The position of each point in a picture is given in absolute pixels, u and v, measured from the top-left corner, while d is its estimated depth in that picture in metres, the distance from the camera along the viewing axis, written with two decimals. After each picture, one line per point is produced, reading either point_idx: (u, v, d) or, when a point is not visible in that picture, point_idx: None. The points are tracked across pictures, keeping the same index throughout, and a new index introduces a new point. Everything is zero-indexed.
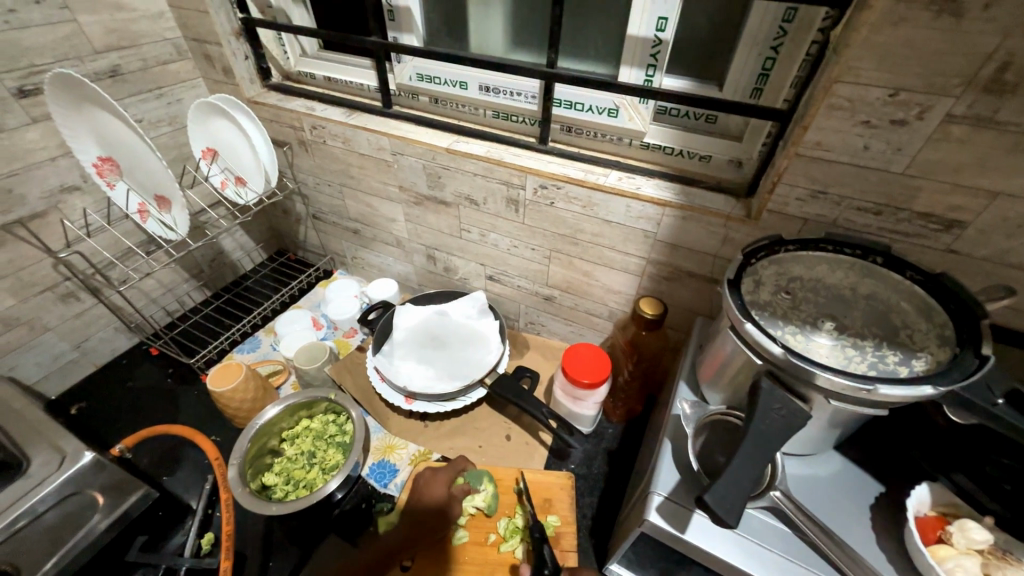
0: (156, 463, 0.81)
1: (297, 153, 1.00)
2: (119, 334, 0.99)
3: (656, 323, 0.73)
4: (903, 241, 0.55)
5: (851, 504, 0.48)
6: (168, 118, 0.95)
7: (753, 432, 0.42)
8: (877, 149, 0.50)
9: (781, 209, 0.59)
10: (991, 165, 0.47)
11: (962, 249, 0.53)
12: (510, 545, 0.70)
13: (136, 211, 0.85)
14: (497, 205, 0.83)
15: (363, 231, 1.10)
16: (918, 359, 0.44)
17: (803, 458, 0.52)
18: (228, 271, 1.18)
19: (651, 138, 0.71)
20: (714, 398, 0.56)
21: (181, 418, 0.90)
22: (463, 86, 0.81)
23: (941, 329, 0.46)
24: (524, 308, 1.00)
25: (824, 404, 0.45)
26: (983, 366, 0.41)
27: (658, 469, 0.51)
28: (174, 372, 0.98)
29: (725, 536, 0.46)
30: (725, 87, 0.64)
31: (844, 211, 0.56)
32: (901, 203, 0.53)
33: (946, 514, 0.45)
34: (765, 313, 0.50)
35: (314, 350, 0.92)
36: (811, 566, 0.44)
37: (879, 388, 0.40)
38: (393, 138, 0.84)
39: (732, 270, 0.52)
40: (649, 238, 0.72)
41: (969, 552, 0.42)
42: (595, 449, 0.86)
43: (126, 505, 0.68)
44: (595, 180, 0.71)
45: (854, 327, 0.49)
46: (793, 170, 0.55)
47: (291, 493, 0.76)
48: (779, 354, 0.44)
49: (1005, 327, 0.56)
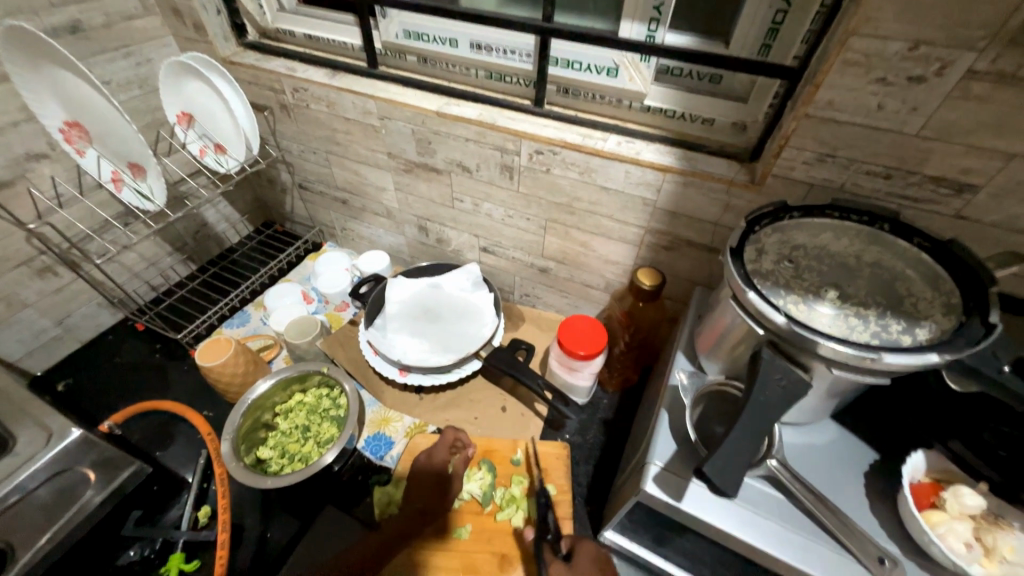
0: (149, 439, 0.81)
1: (278, 118, 0.95)
2: (103, 309, 0.96)
3: (653, 294, 0.72)
4: (911, 206, 0.53)
5: (847, 472, 0.48)
6: (138, 80, 0.89)
7: (754, 402, 0.41)
8: (891, 109, 0.48)
9: (787, 174, 0.57)
10: (1009, 125, 0.44)
11: (971, 215, 0.51)
12: (506, 514, 0.71)
13: (109, 179, 0.80)
14: (490, 172, 0.79)
15: (351, 201, 1.06)
16: (922, 327, 0.44)
17: (800, 427, 0.52)
18: (213, 244, 1.14)
19: (652, 101, 0.68)
20: (712, 368, 0.55)
21: (172, 393, 0.89)
22: (452, 43, 0.76)
23: (947, 297, 0.45)
24: (519, 280, 0.98)
25: (825, 374, 0.44)
26: (989, 335, 0.40)
27: (655, 439, 0.51)
28: (162, 347, 0.96)
29: (720, 504, 0.46)
30: (732, 44, 0.60)
31: (852, 176, 0.54)
32: (912, 166, 0.50)
33: (940, 480, 0.46)
34: (767, 283, 0.49)
35: (305, 324, 0.90)
36: (805, 532, 0.44)
37: (883, 357, 0.39)
38: (379, 101, 0.80)
39: (735, 238, 0.51)
40: (648, 206, 0.69)
41: (962, 516, 0.42)
42: (591, 420, 0.87)
43: (120, 479, 0.68)
44: (593, 144, 0.67)
45: (857, 296, 0.48)
46: (801, 132, 0.53)
47: (287, 467, 0.76)
48: (782, 323, 0.42)
49: (1007, 294, 0.55)
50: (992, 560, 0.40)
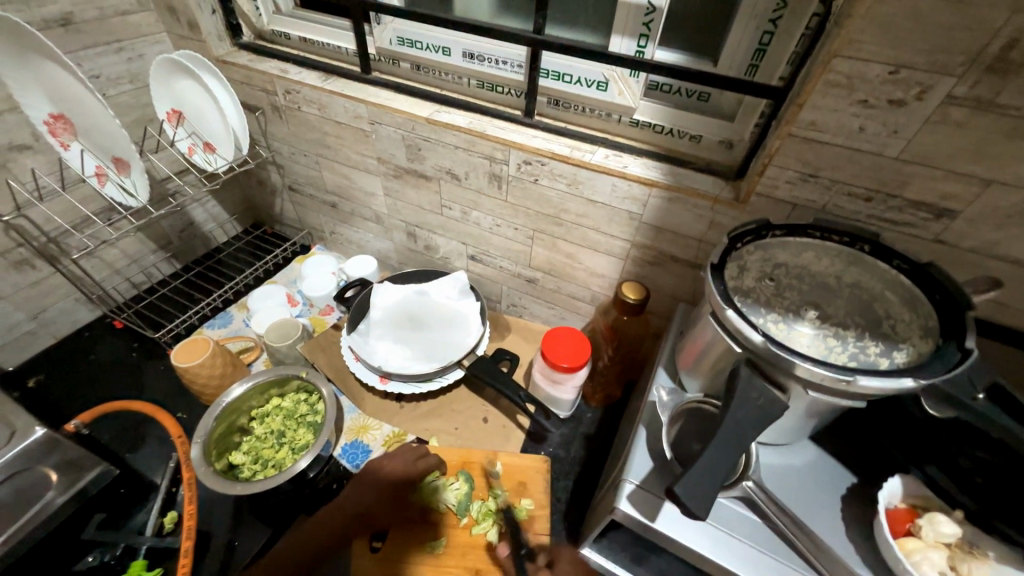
0: (120, 440, 0.78)
1: (270, 119, 0.95)
2: (80, 305, 0.94)
3: (637, 308, 0.71)
4: (891, 229, 0.54)
5: (824, 495, 0.47)
6: (129, 76, 0.89)
7: (729, 421, 0.40)
8: (873, 131, 0.48)
9: (770, 192, 0.57)
10: (987, 150, 0.45)
11: (950, 240, 0.51)
12: (482, 528, 0.69)
13: (92, 173, 0.78)
14: (479, 180, 0.79)
15: (341, 205, 1.05)
16: (899, 350, 0.43)
17: (778, 448, 0.51)
18: (199, 243, 1.13)
19: (641, 116, 0.68)
20: (692, 385, 0.54)
21: (146, 394, 0.87)
22: (445, 52, 0.76)
23: (925, 321, 0.45)
24: (506, 290, 0.98)
25: (802, 395, 0.43)
26: (964, 360, 0.39)
27: (631, 457, 0.50)
28: (140, 346, 0.94)
29: (696, 526, 0.45)
30: (720, 63, 0.61)
31: (834, 197, 0.54)
32: (893, 189, 0.51)
33: (916, 506, 0.45)
34: (747, 300, 0.48)
35: (286, 327, 0.89)
36: (780, 557, 0.44)
37: (859, 379, 0.39)
38: (370, 106, 0.80)
39: (716, 255, 0.50)
40: (634, 220, 0.69)
41: (937, 545, 0.41)
42: (573, 433, 0.86)
43: (83, 482, 0.66)
44: (580, 156, 0.67)
45: (836, 316, 0.47)
46: (785, 152, 0.53)
47: (259, 473, 0.74)
48: (759, 341, 0.42)
49: (985, 320, 0.55)
50: None
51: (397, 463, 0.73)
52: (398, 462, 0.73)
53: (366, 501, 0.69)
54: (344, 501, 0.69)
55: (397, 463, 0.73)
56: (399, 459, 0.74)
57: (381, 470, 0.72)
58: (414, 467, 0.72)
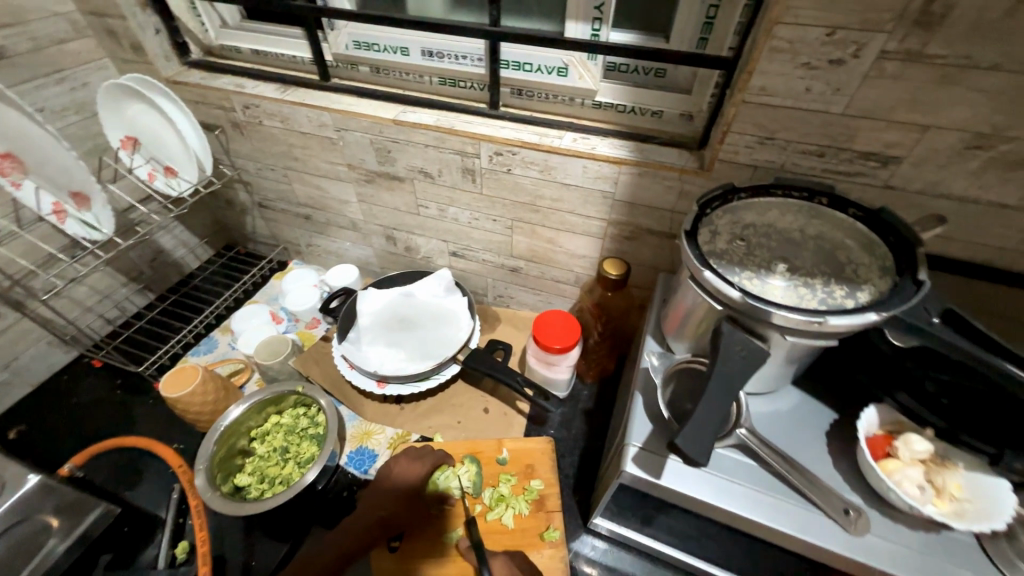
0: (117, 478, 0.77)
1: (231, 136, 0.93)
2: (54, 348, 0.91)
3: (620, 283, 0.74)
4: (845, 181, 0.57)
5: (809, 432, 0.51)
6: (75, 106, 0.85)
7: (718, 374, 0.43)
8: (818, 91, 0.51)
9: (732, 158, 0.60)
10: (921, 98, 0.48)
11: (898, 184, 0.55)
12: (497, 513, 0.72)
13: (50, 212, 0.74)
14: (452, 176, 0.80)
15: (315, 217, 1.04)
16: (863, 290, 0.47)
17: (764, 396, 0.54)
18: (171, 271, 1.10)
19: (603, 97, 0.70)
20: (680, 348, 0.57)
21: (138, 429, 0.85)
22: (404, 52, 0.76)
23: (882, 261, 0.49)
24: (491, 282, 0.99)
25: (781, 342, 0.46)
26: (919, 291, 0.43)
27: (631, 422, 0.52)
28: (123, 382, 0.92)
29: (697, 476, 0.48)
30: (672, 39, 0.63)
31: (790, 156, 0.57)
32: (843, 143, 0.54)
33: (892, 431, 0.49)
34: (722, 261, 0.51)
35: (275, 344, 0.88)
36: (777, 493, 0.47)
37: (829, 320, 0.42)
38: (334, 113, 0.79)
39: (689, 222, 0.53)
40: (608, 199, 0.72)
41: (913, 462, 0.46)
42: (572, 412, 0.88)
43: (84, 525, 0.64)
44: (549, 142, 0.69)
45: (804, 267, 0.51)
46: (741, 118, 0.56)
47: (267, 492, 0.73)
48: (737, 297, 0.45)
49: (936, 255, 0.59)
50: (943, 499, 0.44)
51: (408, 464, 0.73)
52: (413, 463, 0.73)
53: (388, 505, 0.68)
54: (366, 507, 0.69)
55: (411, 462, 0.73)
56: (414, 463, 0.73)
57: (397, 472, 0.72)
58: (428, 463, 0.73)
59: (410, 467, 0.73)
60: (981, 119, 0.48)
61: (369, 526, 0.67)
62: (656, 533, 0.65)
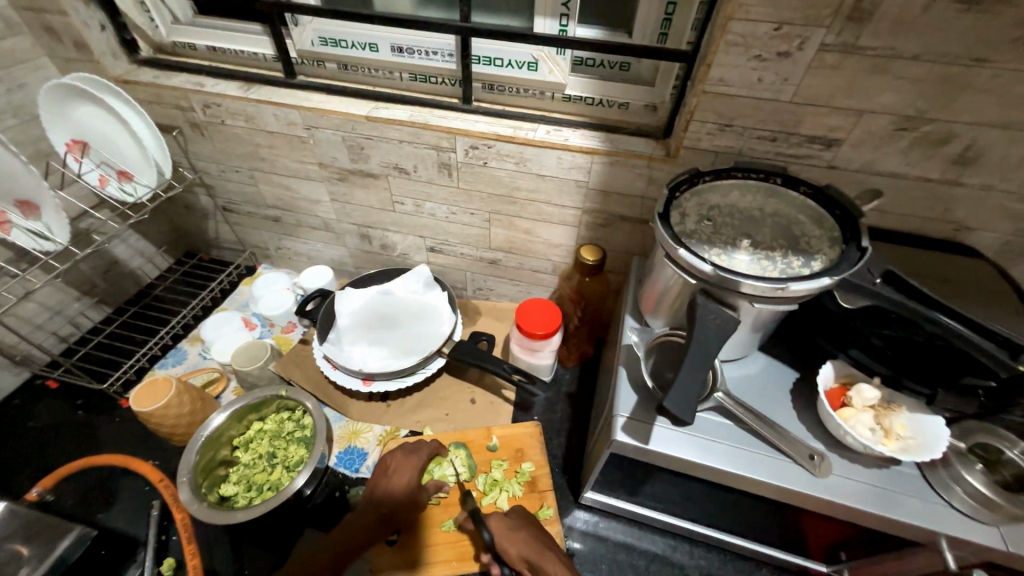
0: (88, 500, 0.73)
1: (190, 137, 0.89)
2: (2, 370, 0.85)
3: (597, 268, 0.77)
4: (795, 163, 0.63)
5: (776, 391, 0.56)
6: (12, 108, 0.79)
7: (697, 341, 0.47)
8: (769, 81, 0.56)
9: (696, 145, 0.64)
10: (856, 86, 0.54)
11: (840, 164, 0.61)
12: (492, 497, 0.74)
13: None
14: (428, 171, 0.81)
15: (284, 218, 1.02)
16: (816, 259, 0.52)
17: (735, 362, 0.59)
18: (129, 282, 1.04)
19: (572, 90, 0.73)
20: (658, 324, 0.61)
21: (106, 448, 0.81)
22: (373, 48, 0.76)
23: (831, 233, 0.55)
24: (469, 275, 1.00)
25: (749, 310, 0.51)
26: (863, 256, 0.49)
27: (618, 395, 0.56)
28: (85, 402, 0.86)
29: (681, 438, 0.52)
30: (634, 34, 0.67)
31: (747, 141, 0.62)
32: (792, 128, 0.60)
33: (846, 383, 0.55)
34: (693, 240, 0.55)
35: (253, 349, 0.86)
36: (752, 447, 0.52)
37: (790, 285, 0.47)
38: (303, 110, 0.78)
39: (661, 205, 0.57)
40: (582, 188, 0.75)
41: (865, 408, 0.51)
42: (556, 395, 0.92)
43: (59, 551, 0.60)
44: (524, 135, 0.71)
45: (765, 241, 0.56)
46: (702, 107, 0.60)
47: (256, 498, 0.72)
48: (709, 271, 0.49)
49: (875, 227, 0.66)
50: (891, 438, 0.50)
51: (405, 458, 0.74)
52: (409, 457, 0.74)
53: (390, 500, 0.69)
54: (366, 504, 0.69)
55: (405, 457, 0.74)
56: (410, 457, 0.74)
57: (392, 468, 0.73)
58: (423, 457, 0.74)
59: (406, 462, 0.73)
60: (907, 104, 0.54)
61: (371, 523, 0.67)
62: (645, 499, 0.69)
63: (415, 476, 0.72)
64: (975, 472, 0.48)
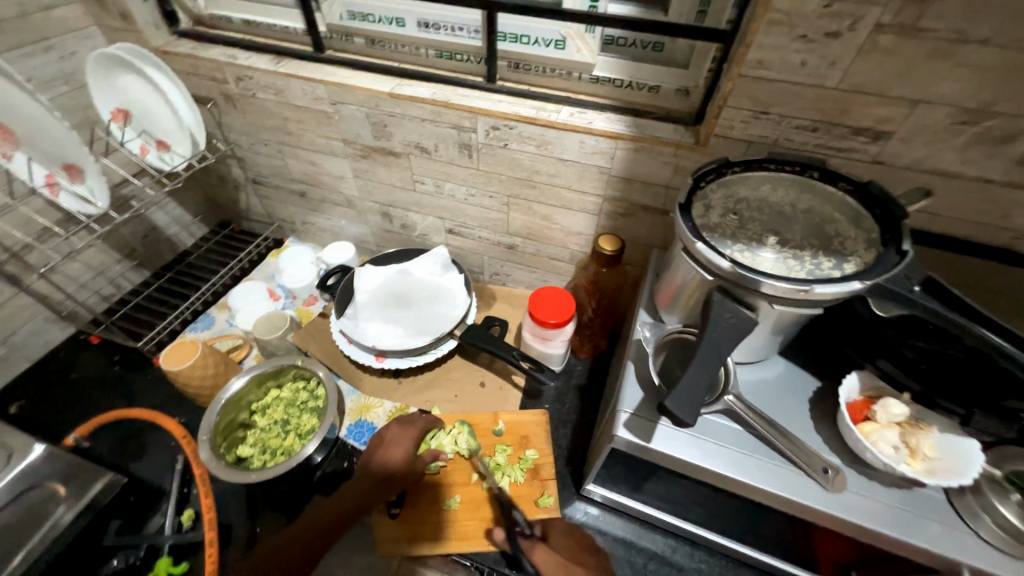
0: (121, 450, 0.78)
1: (223, 110, 0.92)
2: (52, 323, 0.92)
3: (615, 259, 0.75)
4: (836, 157, 0.58)
5: (794, 399, 0.53)
6: (63, 76, 0.83)
7: (707, 341, 0.45)
8: (813, 65, 0.52)
9: (727, 133, 0.60)
10: (912, 73, 0.49)
11: (887, 160, 0.56)
12: (493, 481, 0.75)
13: (43, 184, 0.73)
14: (448, 151, 0.80)
15: (310, 193, 1.04)
16: (849, 262, 0.48)
17: (751, 365, 0.57)
18: (166, 247, 1.09)
19: (600, 71, 0.70)
20: (672, 320, 0.59)
21: (139, 402, 0.86)
22: (399, 23, 0.75)
23: (868, 234, 0.50)
24: (487, 259, 0.99)
25: (768, 312, 0.48)
26: (902, 261, 0.45)
27: (623, 390, 0.54)
28: (122, 358, 0.92)
29: (687, 440, 0.50)
30: (670, 12, 0.63)
31: (784, 131, 0.58)
32: (836, 118, 0.55)
33: (871, 396, 0.51)
34: (714, 235, 0.52)
35: (273, 319, 0.89)
36: (761, 456, 0.49)
37: (814, 288, 0.43)
38: (329, 85, 0.78)
39: (683, 195, 0.54)
40: (604, 174, 0.72)
41: (890, 424, 0.48)
42: (567, 385, 0.91)
43: (91, 494, 0.65)
44: (546, 117, 0.69)
45: (793, 240, 0.52)
46: (737, 93, 0.56)
47: (269, 462, 0.75)
48: (727, 267, 0.46)
49: (921, 230, 0.61)
50: (916, 459, 0.47)
51: (401, 430, 0.76)
52: (406, 428, 0.76)
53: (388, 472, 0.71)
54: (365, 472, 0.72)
55: (401, 429, 0.76)
56: (404, 429, 0.76)
57: (388, 442, 0.75)
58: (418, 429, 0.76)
59: (402, 434, 0.76)
60: (970, 94, 0.49)
61: (369, 493, 0.69)
62: (647, 497, 0.68)
63: (409, 450, 0.74)
64: (1009, 502, 0.44)
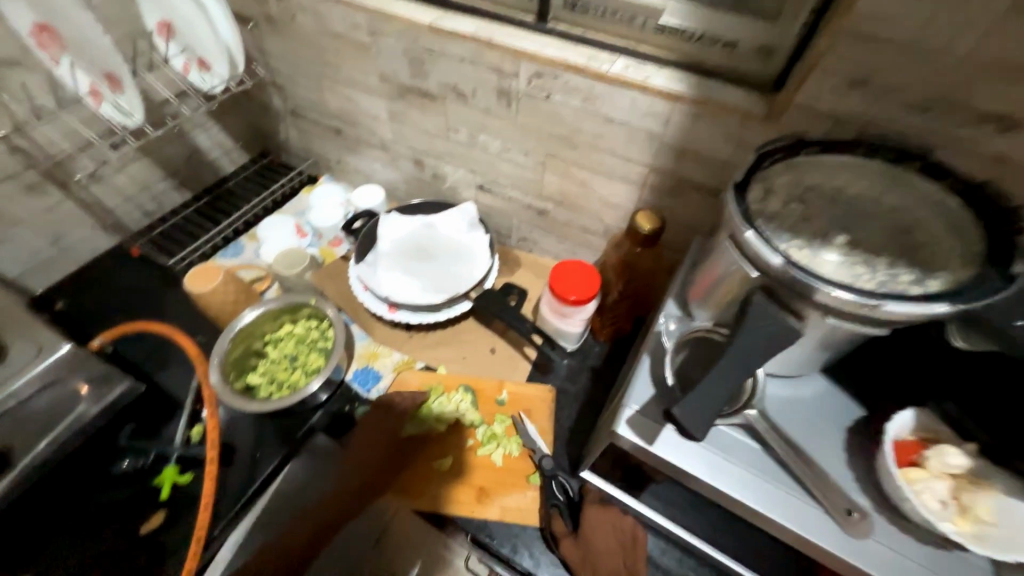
0: (145, 359, 0.81)
1: (265, 32, 0.89)
2: (97, 231, 0.97)
3: (652, 239, 0.67)
4: (945, 148, 0.47)
5: (829, 426, 0.46)
6: None
7: (736, 347, 0.38)
8: (941, 25, 0.41)
9: (811, 104, 0.50)
10: None
11: (1013, 158, 0.45)
12: (487, 450, 0.74)
13: (87, 91, 0.75)
14: (486, 98, 0.73)
15: (345, 131, 1.00)
16: (933, 280, 0.41)
17: (786, 380, 0.49)
18: (207, 171, 1.11)
19: (670, 17, 0.59)
20: (703, 316, 0.51)
21: (166, 317, 0.90)
22: None
23: (968, 247, 0.41)
24: (516, 223, 0.93)
25: (820, 325, 0.41)
26: (1008, 287, 0.36)
27: (633, 383, 0.49)
28: (157, 273, 0.97)
29: (695, 451, 0.45)
30: None
31: (884, 108, 0.47)
32: (956, 98, 0.44)
33: (925, 438, 0.44)
34: (771, 225, 0.45)
35: (293, 257, 0.89)
36: (777, 482, 0.43)
37: (885, 305, 0.36)
38: (368, 12, 0.72)
39: (741, 173, 0.46)
40: (654, 141, 0.64)
41: (942, 476, 0.41)
42: (580, 366, 0.86)
43: (112, 397, 0.67)
44: (597, 67, 0.61)
45: (867, 245, 0.45)
46: (832, 54, 0.46)
47: (275, 394, 0.77)
48: (778, 265, 0.38)
49: None
50: (965, 519, 0.40)
51: (380, 415, 0.76)
52: (386, 413, 0.76)
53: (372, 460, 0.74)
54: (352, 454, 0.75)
55: (379, 416, 0.76)
56: (383, 416, 0.76)
57: (368, 429, 0.76)
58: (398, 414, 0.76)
59: (381, 421, 0.76)
60: None
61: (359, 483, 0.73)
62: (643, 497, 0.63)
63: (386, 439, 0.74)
64: None
